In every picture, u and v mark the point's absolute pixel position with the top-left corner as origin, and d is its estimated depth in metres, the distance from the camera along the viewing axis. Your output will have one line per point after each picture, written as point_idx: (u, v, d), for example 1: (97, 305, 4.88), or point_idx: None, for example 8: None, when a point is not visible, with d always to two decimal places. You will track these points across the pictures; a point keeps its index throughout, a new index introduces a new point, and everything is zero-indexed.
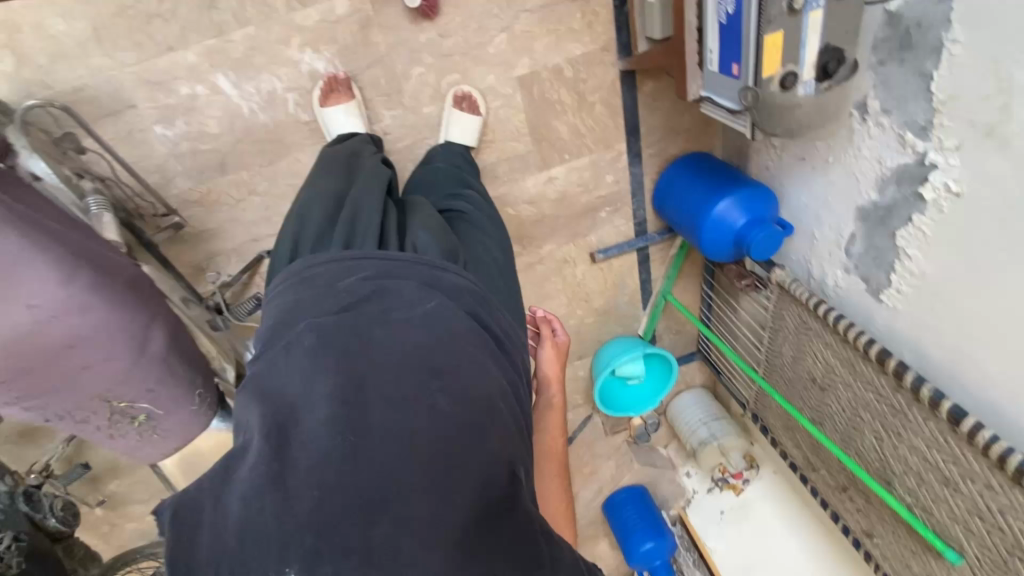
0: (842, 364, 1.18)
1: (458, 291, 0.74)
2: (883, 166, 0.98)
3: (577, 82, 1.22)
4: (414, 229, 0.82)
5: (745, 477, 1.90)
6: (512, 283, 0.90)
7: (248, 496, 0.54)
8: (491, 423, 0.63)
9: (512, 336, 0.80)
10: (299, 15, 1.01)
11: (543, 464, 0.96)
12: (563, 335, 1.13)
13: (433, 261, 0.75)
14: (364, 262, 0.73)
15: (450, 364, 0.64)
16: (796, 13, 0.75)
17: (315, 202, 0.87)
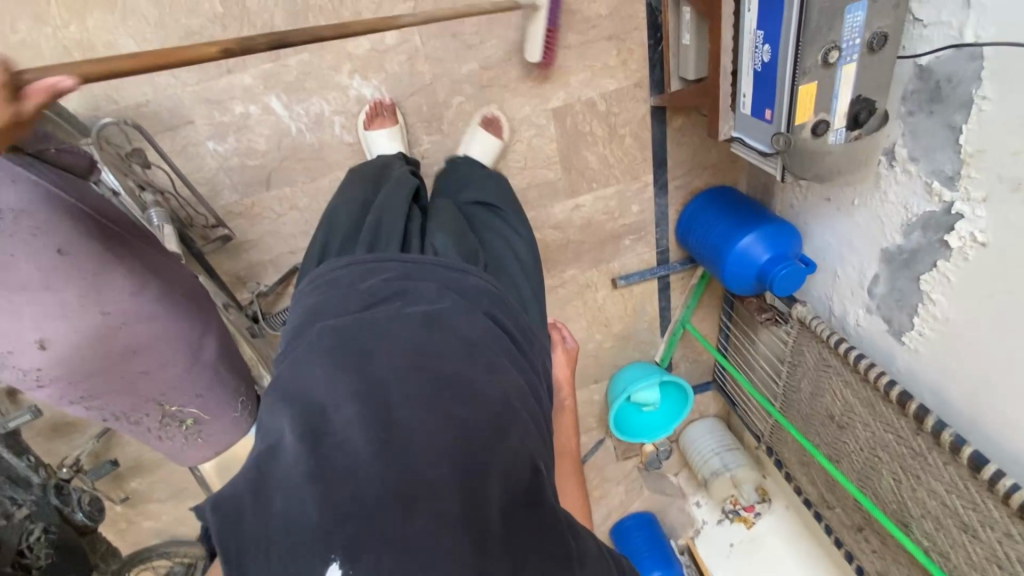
0: (862, 404, 1.19)
1: (477, 292, 0.76)
2: (910, 213, 1.00)
3: (609, 115, 1.27)
4: (434, 231, 0.85)
5: (756, 511, 1.88)
6: (535, 282, 0.92)
7: (290, 490, 0.52)
8: (512, 419, 0.62)
9: (529, 335, 0.81)
10: (351, 44, 1.07)
11: (561, 463, 1.01)
12: (572, 343, 1.15)
13: (452, 262, 0.78)
14: (387, 264, 0.76)
15: (468, 361, 0.65)
16: (830, 65, 0.79)
17: (345, 211, 0.91)
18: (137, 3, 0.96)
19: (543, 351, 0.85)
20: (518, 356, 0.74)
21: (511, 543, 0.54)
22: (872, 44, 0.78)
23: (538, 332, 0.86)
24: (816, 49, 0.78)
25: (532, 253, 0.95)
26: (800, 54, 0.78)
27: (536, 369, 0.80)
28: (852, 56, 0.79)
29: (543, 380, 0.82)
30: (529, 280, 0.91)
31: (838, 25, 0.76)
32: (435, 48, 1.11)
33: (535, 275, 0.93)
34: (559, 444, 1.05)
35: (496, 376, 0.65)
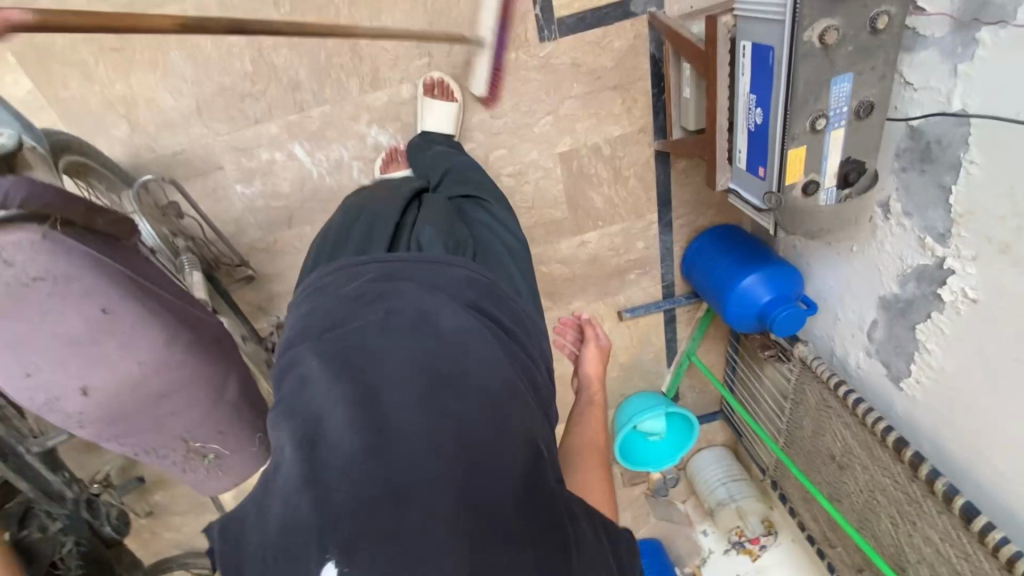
0: (861, 446, 1.21)
1: (463, 285, 0.71)
2: (904, 264, 1.02)
3: (614, 158, 1.32)
4: (421, 223, 0.83)
5: (762, 543, 1.87)
6: (531, 273, 0.89)
7: (288, 494, 0.53)
8: (505, 410, 0.60)
9: (526, 320, 0.78)
10: (369, 97, 1.14)
11: (586, 458, 0.91)
12: (604, 338, 1.16)
13: (438, 259, 0.74)
14: (369, 266, 0.73)
15: (458, 357, 0.62)
16: (818, 131, 0.83)
17: (341, 217, 0.91)
18: (177, 64, 1.05)
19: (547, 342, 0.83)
20: (514, 345, 0.71)
21: (510, 541, 0.52)
22: (859, 112, 0.82)
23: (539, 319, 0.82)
24: (804, 116, 0.81)
25: (520, 239, 0.93)
26: (789, 120, 0.81)
27: (538, 355, 0.77)
28: (839, 122, 0.82)
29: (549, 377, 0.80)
30: (526, 268, 0.88)
31: (825, 95, 0.80)
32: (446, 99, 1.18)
33: (529, 265, 0.90)
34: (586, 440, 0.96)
35: (489, 364, 0.63)
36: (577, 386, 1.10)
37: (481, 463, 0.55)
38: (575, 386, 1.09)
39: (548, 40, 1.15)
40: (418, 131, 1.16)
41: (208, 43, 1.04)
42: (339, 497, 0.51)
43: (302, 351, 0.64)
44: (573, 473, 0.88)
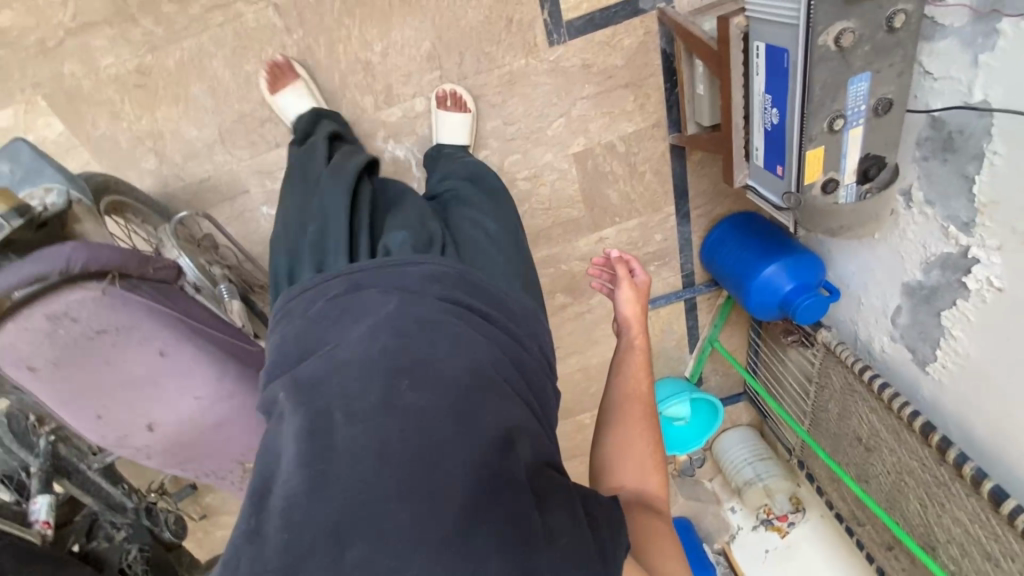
0: (887, 430, 1.22)
1: (430, 280, 0.71)
2: (928, 252, 1.02)
3: (629, 155, 1.32)
4: (390, 228, 0.79)
5: (791, 520, 1.91)
6: (511, 257, 0.87)
7: (231, 552, 0.56)
8: (463, 414, 0.61)
9: (503, 307, 0.77)
10: (384, 113, 1.15)
11: (631, 408, 0.93)
12: (642, 277, 1.05)
13: (400, 259, 0.72)
14: (333, 280, 0.72)
15: (411, 366, 0.63)
16: (836, 131, 0.83)
17: (291, 217, 0.85)
18: (197, 96, 1.07)
19: (542, 328, 0.83)
20: (486, 340, 0.70)
21: (463, 549, 0.54)
22: (877, 109, 0.82)
23: (522, 305, 0.80)
24: (821, 118, 0.81)
25: (500, 224, 0.92)
26: (806, 122, 0.81)
27: (523, 339, 0.77)
28: (857, 120, 0.82)
29: (546, 369, 0.81)
30: (505, 255, 0.86)
31: (842, 95, 0.79)
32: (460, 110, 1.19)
33: (508, 248, 0.88)
34: (627, 385, 0.96)
35: (443, 367, 0.64)
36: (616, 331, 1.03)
37: (434, 476, 0.57)
38: (613, 329, 1.02)
39: (558, 44, 1.15)
40: (434, 141, 1.17)
41: (226, 73, 1.06)
42: (292, 528, 0.54)
43: (272, 380, 0.68)
44: (619, 424, 0.91)
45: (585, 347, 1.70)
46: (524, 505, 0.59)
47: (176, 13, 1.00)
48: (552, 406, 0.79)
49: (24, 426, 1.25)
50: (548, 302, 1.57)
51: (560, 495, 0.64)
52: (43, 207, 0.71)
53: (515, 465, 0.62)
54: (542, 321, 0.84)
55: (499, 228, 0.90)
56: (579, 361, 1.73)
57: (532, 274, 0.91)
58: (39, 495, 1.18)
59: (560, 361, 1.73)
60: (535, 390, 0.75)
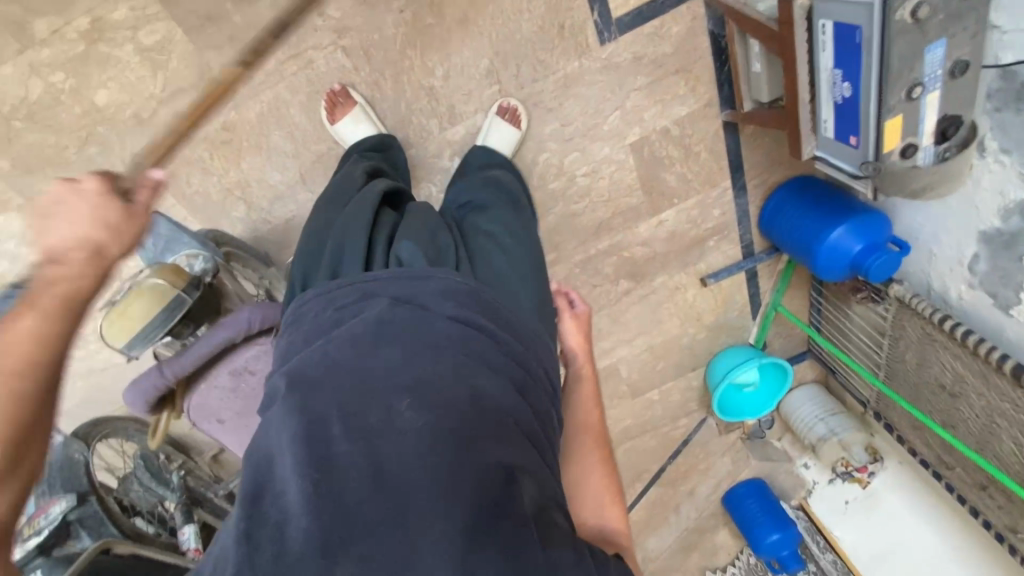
0: (974, 374, 1.25)
1: (445, 295, 0.73)
2: (1006, 199, 1.04)
3: (684, 137, 1.34)
4: (400, 240, 0.83)
5: (870, 470, 1.95)
6: (527, 276, 0.90)
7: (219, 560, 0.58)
8: (463, 438, 0.63)
9: (517, 331, 0.79)
10: (449, 133, 1.20)
11: (582, 440, 0.98)
12: (581, 305, 1.12)
13: (416, 271, 0.75)
14: (347, 286, 0.74)
15: (413, 387, 0.65)
16: (914, 99, 0.85)
17: (315, 234, 0.90)
18: (278, 142, 1.14)
19: (546, 354, 0.83)
20: (492, 359, 0.72)
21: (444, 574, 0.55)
22: (953, 71, 0.84)
23: (534, 327, 0.84)
24: (899, 88, 0.83)
25: (517, 247, 0.94)
26: (885, 94, 0.84)
27: (534, 360, 0.79)
28: (935, 85, 0.84)
29: (551, 396, 0.81)
30: (521, 273, 0.90)
31: (919, 64, 0.82)
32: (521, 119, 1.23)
33: (521, 272, 0.90)
34: (577, 418, 1.01)
35: (444, 388, 0.66)
36: (563, 361, 1.08)
37: (425, 503, 0.58)
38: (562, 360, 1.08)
39: (609, 41, 1.18)
40: (478, 141, 1.19)
41: (304, 118, 1.12)
42: (284, 534, 0.56)
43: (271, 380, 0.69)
44: (575, 460, 0.96)
45: (651, 325, 1.76)
46: (527, 535, 0.59)
47: (254, 68, 1.06)
48: (554, 427, 0.80)
49: (158, 464, 1.35)
50: (612, 289, 1.61)
51: (565, 534, 0.63)
52: (200, 273, 0.85)
53: (517, 496, 0.62)
54: (546, 340, 0.86)
55: (520, 249, 0.93)
56: (645, 341, 1.80)
57: (548, 298, 0.93)
58: (185, 526, 1.26)
59: (628, 344, 1.79)
60: (542, 422, 0.76)
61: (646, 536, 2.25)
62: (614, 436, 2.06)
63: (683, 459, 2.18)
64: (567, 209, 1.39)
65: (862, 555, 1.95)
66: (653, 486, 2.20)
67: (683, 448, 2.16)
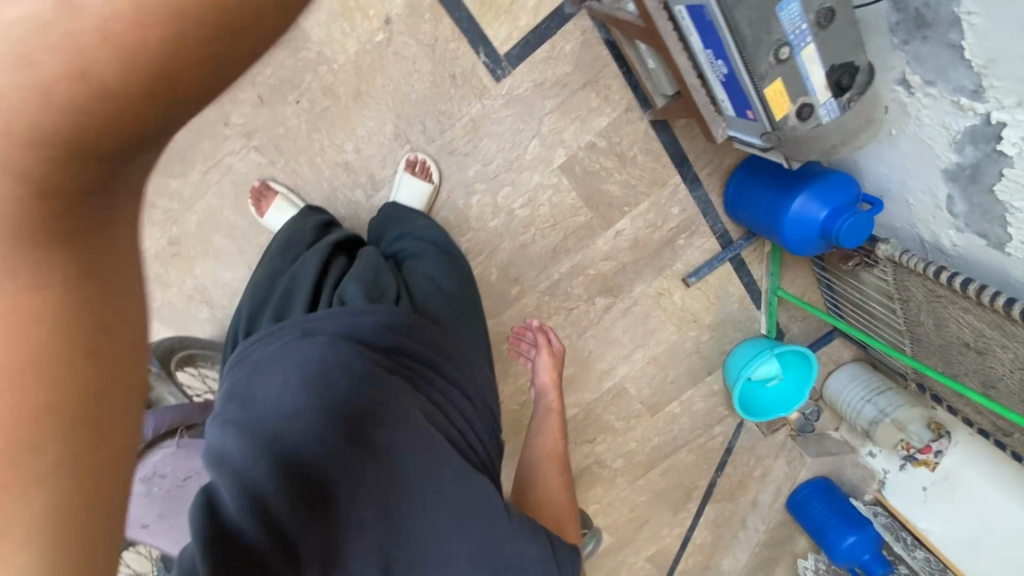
0: (990, 327, 1.10)
1: (383, 329, 0.80)
2: (952, 132, 0.93)
3: (614, 146, 1.32)
4: (346, 280, 0.88)
5: (936, 450, 1.71)
6: (462, 311, 0.98)
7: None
8: (421, 448, 0.73)
9: (450, 363, 0.88)
10: (375, 199, 1.24)
11: (548, 467, 1.07)
12: (558, 342, 1.34)
13: (357, 308, 0.80)
14: (287, 327, 0.78)
15: (377, 414, 0.72)
16: (786, 60, 0.79)
17: (263, 281, 0.95)
18: (221, 245, 1.21)
19: (484, 385, 0.94)
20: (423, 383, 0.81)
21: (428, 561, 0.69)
22: (819, 22, 0.78)
23: (463, 365, 0.90)
24: (765, 53, 0.78)
25: (460, 289, 1.02)
26: (751, 63, 0.79)
27: (469, 385, 0.89)
28: (805, 40, 0.78)
29: (493, 416, 0.93)
30: (459, 316, 0.97)
31: (776, 25, 0.77)
32: (440, 168, 1.26)
33: (456, 318, 0.96)
34: (545, 445, 1.13)
35: (400, 410, 0.73)
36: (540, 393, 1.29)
37: (409, 506, 0.69)
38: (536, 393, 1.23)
39: (504, 77, 1.20)
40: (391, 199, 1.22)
41: (238, 218, 1.20)
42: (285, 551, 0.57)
43: (209, 433, 0.67)
44: (539, 479, 1.05)
45: (646, 337, 1.68)
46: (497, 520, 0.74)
47: (184, 185, 1.17)
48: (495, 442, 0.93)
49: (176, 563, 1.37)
50: (590, 308, 1.57)
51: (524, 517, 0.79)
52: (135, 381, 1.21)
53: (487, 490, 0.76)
54: (484, 373, 0.96)
55: (459, 299, 0.99)
56: (646, 353, 1.72)
57: (483, 340, 1.00)
58: None
59: (628, 360, 1.72)
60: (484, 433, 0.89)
61: (716, 560, 2.06)
62: (646, 459, 1.93)
63: (732, 469, 2.01)
64: (515, 242, 1.40)
65: (951, 545, 1.70)
66: (707, 505, 2.03)
67: (728, 458, 2.00)
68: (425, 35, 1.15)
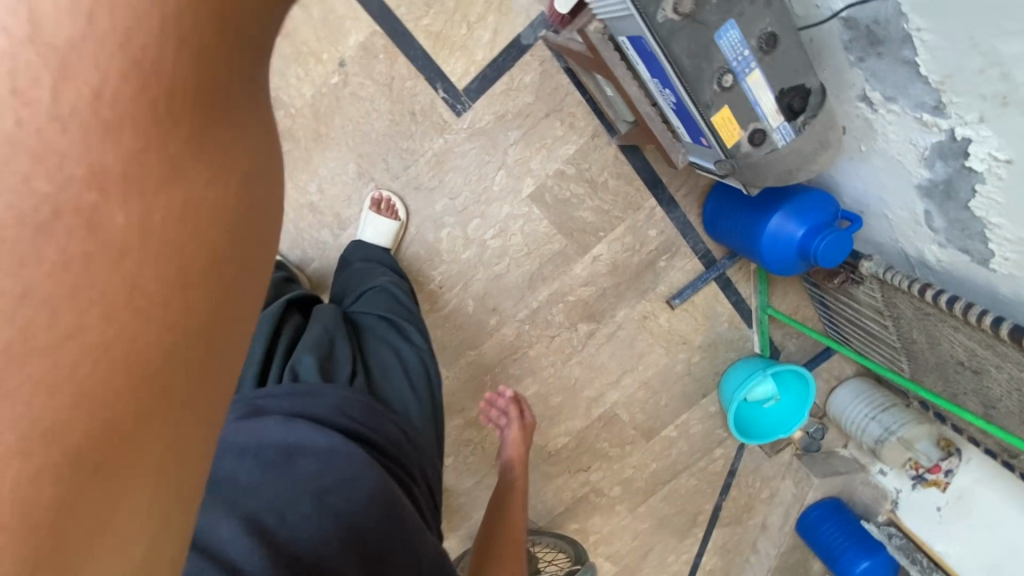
0: (981, 346, 1.05)
1: (337, 410, 0.76)
2: (920, 148, 0.90)
3: (583, 172, 1.31)
4: (301, 352, 0.86)
5: (946, 469, 1.65)
6: (425, 377, 0.94)
7: None
8: (385, 510, 0.69)
9: (410, 430, 0.84)
10: (343, 237, 1.24)
11: (509, 545, 1.05)
12: (530, 415, 1.29)
13: (309, 387, 0.77)
14: (238, 404, 0.75)
15: (337, 480, 0.68)
16: (731, 87, 0.77)
17: None
18: None
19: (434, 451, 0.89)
20: (382, 445, 0.77)
21: None
22: (762, 48, 0.76)
23: (420, 426, 0.87)
24: (708, 81, 0.76)
25: (424, 352, 0.97)
26: (695, 92, 0.77)
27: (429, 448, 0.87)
28: (749, 67, 0.76)
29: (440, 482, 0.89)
30: (420, 379, 0.93)
31: (716, 53, 0.75)
32: (406, 204, 1.25)
33: (416, 373, 0.93)
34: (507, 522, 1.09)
35: (360, 475, 0.69)
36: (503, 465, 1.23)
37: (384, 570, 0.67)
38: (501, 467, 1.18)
39: (465, 111, 1.21)
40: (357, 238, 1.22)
41: None
42: None
43: None
44: (498, 561, 1.03)
45: (634, 363, 1.63)
46: None
47: None
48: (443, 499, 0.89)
49: None
50: (573, 336, 1.52)
51: None
52: None
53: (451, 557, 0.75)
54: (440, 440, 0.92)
55: (419, 357, 0.96)
56: (636, 377, 1.65)
57: (439, 401, 0.95)
58: None
59: (617, 386, 1.64)
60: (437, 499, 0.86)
61: None
62: (646, 485, 1.81)
63: (738, 492, 1.90)
64: (490, 273, 1.37)
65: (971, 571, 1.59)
66: (715, 529, 1.91)
67: (733, 480, 1.88)
68: (381, 75, 1.16)
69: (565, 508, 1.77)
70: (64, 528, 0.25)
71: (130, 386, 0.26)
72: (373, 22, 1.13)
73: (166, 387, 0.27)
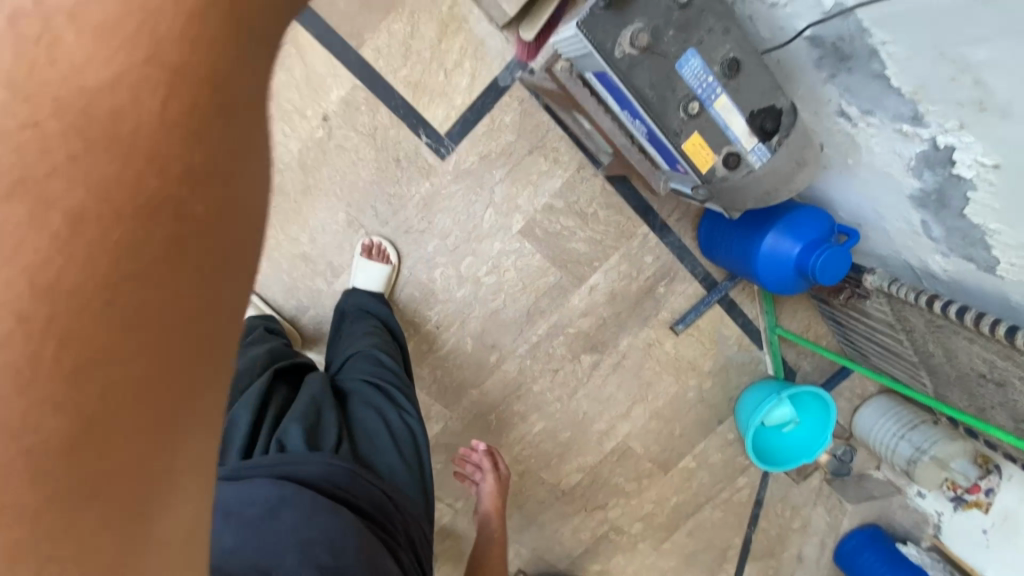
0: (1000, 356, 0.99)
1: (322, 477, 0.75)
2: (905, 159, 0.87)
3: (572, 205, 1.32)
4: (287, 421, 0.84)
5: (985, 487, 1.53)
6: (408, 438, 0.93)
7: None
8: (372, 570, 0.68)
9: (398, 491, 0.84)
10: (337, 283, 1.27)
11: None
12: (504, 467, 1.31)
13: (295, 457, 0.76)
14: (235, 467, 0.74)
15: (328, 538, 0.68)
16: (698, 113, 0.77)
17: None
18: None
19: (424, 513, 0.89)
20: (368, 513, 0.77)
21: None
22: (725, 73, 0.76)
23: (409, 489, 0.87)
24: (674, 109, 0.76)
25: (410, 411, 0.96)
26: (662, 121, 0.77)
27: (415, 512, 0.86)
28: (715, 92, 0.76)
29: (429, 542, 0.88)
30: (405, 439, 0.92)
31: (679, 82, 0.76)
32: (398, 248, 1.28)
33: (404, 434, 0.93)
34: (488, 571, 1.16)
35: (347, 531, 0.70)
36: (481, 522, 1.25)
37: None
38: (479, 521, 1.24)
39: (449, 154, 1.24)
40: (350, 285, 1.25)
41: None
42: None
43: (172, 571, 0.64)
44: None
45: (643, 392, 1.57)
46: None
47: None
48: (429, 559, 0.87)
49: None
50: (577, 367, 1.49)
51: None
52: None
53: None
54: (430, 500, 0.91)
55: (401, 420, 0.94)
56: (646, 408, 1.59)
57: (426, 459, 0.94)
58: None
59: (628, 418, 1.58)
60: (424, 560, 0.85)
61: None
62: (667, 521, 1.70)
63: (768, 524, 1.77)
64: (487, 309, 1.37)
65: None
66: (746, 564, 1.78)
67: (760, 510, 1.76)
68: (364, 125, 1.20)
69: (582, 552, 1.68)
70: (48, 494, 0.26)
71: (111, 371, 0.27)
72: (354, 78, 1.17)
73: (146, 377, 0.28)
